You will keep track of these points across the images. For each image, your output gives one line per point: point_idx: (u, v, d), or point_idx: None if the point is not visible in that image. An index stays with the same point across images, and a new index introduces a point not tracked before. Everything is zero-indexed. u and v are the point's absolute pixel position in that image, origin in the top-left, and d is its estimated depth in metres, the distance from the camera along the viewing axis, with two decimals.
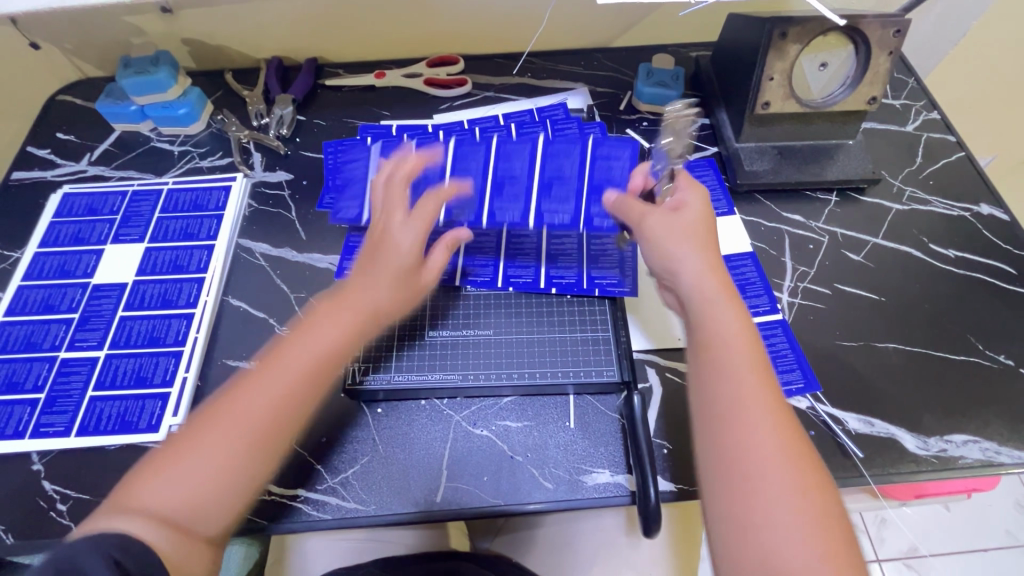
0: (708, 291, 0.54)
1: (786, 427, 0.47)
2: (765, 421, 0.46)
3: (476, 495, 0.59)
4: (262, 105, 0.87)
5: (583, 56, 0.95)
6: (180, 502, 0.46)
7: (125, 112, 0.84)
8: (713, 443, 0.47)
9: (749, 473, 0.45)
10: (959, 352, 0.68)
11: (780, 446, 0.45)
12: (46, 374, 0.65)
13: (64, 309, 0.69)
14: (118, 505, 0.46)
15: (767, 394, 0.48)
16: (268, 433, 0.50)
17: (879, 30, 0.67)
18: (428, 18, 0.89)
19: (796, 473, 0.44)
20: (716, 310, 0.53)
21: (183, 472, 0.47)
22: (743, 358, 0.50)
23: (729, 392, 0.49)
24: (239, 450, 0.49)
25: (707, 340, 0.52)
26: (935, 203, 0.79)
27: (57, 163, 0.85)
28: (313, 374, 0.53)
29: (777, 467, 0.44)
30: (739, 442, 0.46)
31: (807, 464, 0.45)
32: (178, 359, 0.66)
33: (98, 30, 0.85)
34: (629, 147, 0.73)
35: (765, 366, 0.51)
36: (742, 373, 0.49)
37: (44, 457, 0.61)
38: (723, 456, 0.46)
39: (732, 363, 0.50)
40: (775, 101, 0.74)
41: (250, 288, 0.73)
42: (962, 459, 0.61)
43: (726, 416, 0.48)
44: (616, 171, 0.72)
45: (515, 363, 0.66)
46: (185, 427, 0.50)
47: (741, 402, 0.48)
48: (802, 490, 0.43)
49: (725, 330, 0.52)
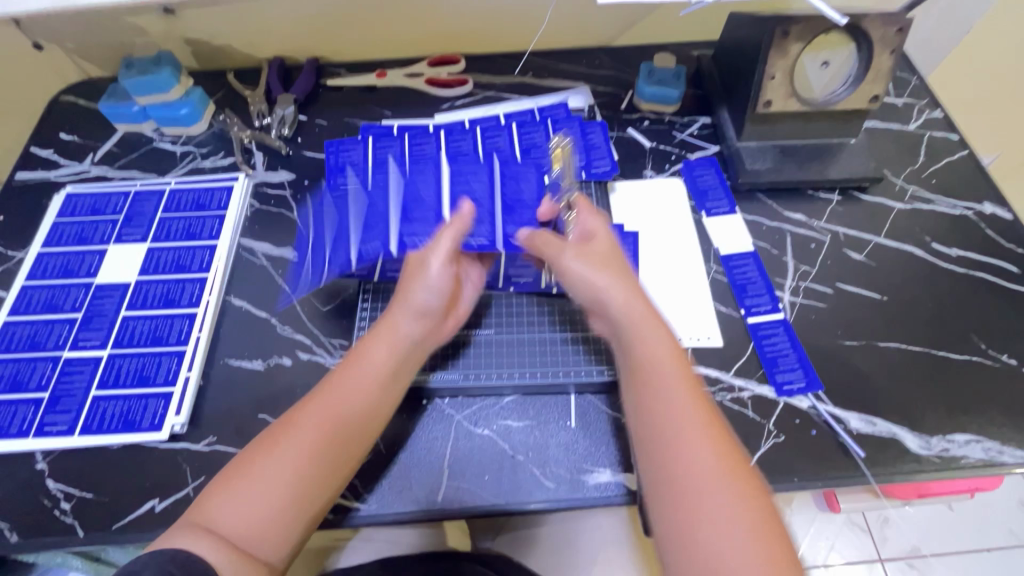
0: (639, 313, 0.54)
1: (722, 439, 0.47)
2: (701, 434, 0.47)
3: (477, 495, 0.60)
4: (264, 105, 0.87)
5: (585, 55, 0.95)
6: (241, 528, 0.48)
7: (127, 113, 0.84)
8: (655, 460, 0.47)
9: (693, 484, 0.45)
10: (961, 351, 0.67)
11: (713, 459, 0.46)
12: (50, 373, 0.65)
13: (67, 309, 0.70)
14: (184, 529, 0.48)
15: (696, 410, 0.49)
16: (319, 464, 0.52)
17: (882, 28, 0.67)
18: (430, 17, 0.89)
19: (736, 482, 0.45)
20: (646, 334, 0.53)
21: (249, 494, 0.49)
22: (671, 377, 0.51)
23: (661, 412, 0.49)
24: (295, 481, 0.51)
25: (639, 363, 0.52)
26: (937, 202, 0.79)
27: (61, 163, 0.85)
28: (356, 408, 0.55)
29: (711, 481, 0.45)
30: (680, 458, 0.46)
31: (741, 473, 0.46)
32: (181, 359, 0.66)
33: (101, 30, 0.86)
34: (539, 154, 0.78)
35: (694, 383, 0.51)
36: (672, 387, 0.50)
37: (48, 456, 0.62)
38: (668, 471, 0.46)
39: (661, 383, 0.50)
40: (777, 100, 0.74)
41: (252, 288, 0.73)
42: (964, 459, 0.61)
43: (660, 436, 0.48)
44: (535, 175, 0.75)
45: (516, 363, 0.66)
46: (237, 463, 0.52)
47: (676, 417, 0.48)
48: (743, 497, 0.44)
49: (657, 350, 0.52)
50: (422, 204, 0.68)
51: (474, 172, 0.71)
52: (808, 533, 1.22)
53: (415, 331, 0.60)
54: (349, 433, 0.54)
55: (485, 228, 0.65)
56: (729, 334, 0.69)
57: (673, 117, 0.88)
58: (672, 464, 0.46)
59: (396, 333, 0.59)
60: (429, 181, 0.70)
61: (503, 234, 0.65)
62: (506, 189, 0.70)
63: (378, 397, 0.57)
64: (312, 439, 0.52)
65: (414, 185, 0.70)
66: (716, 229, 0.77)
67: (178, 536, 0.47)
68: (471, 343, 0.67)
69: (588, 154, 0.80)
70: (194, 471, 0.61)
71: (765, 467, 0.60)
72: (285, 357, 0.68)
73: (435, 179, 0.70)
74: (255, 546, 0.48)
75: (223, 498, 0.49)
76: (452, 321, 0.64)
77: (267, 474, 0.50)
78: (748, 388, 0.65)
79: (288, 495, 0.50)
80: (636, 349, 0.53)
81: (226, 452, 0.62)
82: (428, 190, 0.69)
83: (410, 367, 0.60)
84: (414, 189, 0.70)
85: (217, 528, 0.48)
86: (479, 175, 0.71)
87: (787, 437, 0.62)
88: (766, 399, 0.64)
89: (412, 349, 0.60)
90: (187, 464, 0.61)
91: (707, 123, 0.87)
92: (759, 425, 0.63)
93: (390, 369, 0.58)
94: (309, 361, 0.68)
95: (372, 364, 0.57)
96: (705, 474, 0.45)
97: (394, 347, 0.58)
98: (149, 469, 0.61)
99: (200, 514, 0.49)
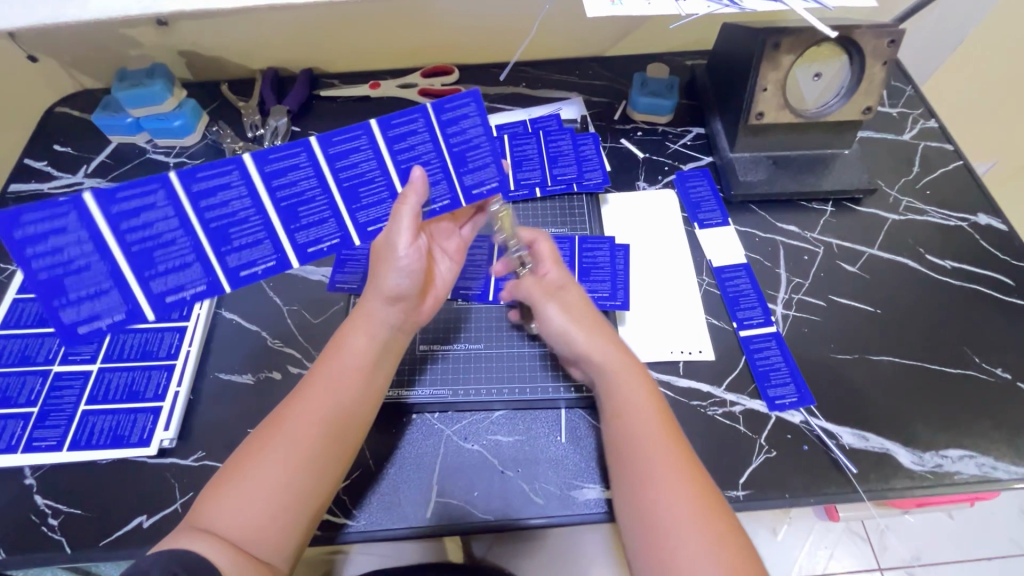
0: (616, 361, 0.57)
1: (697, 479, 0.49)
2: (680, 476, 0.49)
3: (466, 511, 0.59)
4: (257, 116, 0.87)
5: (578, 65, 0.95)
6: (241, 530, 0.48)
7: (120, 124, 0.84)
8: (630, 500, 0.50)
9: (666, 527, 0.47)
10: (955, 365, 0.67)
11: (692, 505, 0.47)
12: (40, 387, 0.65)
13: (58, 322, 0.70)
14: (182, 535, 0.47)
15: (673, 454, 0.51)
16: (310, 458, 0.52)
17: (874, 40, 0.67)
18: (423, 28, 0.89)
19: (711, 521, 0.47)
20: (626, 381, 0.56)
21: (246, 494, 0.49)
22: (648, 423, 0.53)
23: (642, 461, 0.51)
24: (289, 481, 0.50)
25: (617, 409, 0.55)
26: (932, 213, 0.78)
27: (54, 175, 0.85)
28: (343, 396, 0.55)
29: (691, 527, 0.46)
30: (659, 503, 0.48)
31: (721, 518, 0.47)
32: (170, 374, 0.66)
33: (94, 42, 0.86)
34: (473, 96, 0.59)
35: (674, 429, 0.53)
36: (650, 431, 0.52)
37: (37, 471, 0.61)
38: (643, 513, 0.49)
39: (638, 430, 0.53)
40: (769, 112, 0.73)
41: (243, 300, 0.73)
42: (958, 475, 0.60)
43: (641, 482, 0.50)
44: (473, 130, 0.60)
45: (505, 378, 0.67)
46: (231, 465, 0.52)
47: (654, 459, 0.50)
48: (717, 538, 0.46)
49: (632, 397, 0.55)
50: (366, 177, 0.59)
51: (410, 126, 0.58)
52: (807, 541, 1.21)
53: (393, 316, 0.59)
54: (341, 426, 0.55)
55: (443, 186, 0.61)
56: (721, 347, 0.68)
57: (666, 128, 0.88)
58: (648, 506, 0.48)
59: (374, 320, 0.59)
60: (365, 150, 0.58)
61: (461, 187, 0.62)
62: (451, 136, 0.59)
63: (364, 388, 0.57)
64: (304, 436, 0.52)
65: (346, 157, 0.57)
66: (709, 240, 0.76)
67: (178, 540, 0.46)
68: (459, 357, 0.68)
69: (579, 166, 0.80)
70: (183, 487, 0.61)
71: (756, 482, 0.60)
72: (276, 371, 0.68)
73: (372, 147, 0.58)
74: (260, 546, 0.48)
75: (219, 501, 0.49)
76: (430, 301, 0.64)
77: (263, 477, 0.50)
78: (740, 402, 0.65)
79: (288, 493, 0.50)
80: (613, 396, 0.56)
81: (215, 467, 0.62)
82: (364, 157, 0.58)
83: (391, 354, 0.61)
84: (350, 164, 0.58)
85: (219, 530, 0.47)
86: (416, 125, 0.58)
87: (779, 452, 0.62)
88: (758, 414, 0.64)
89: (392, 335, 0.60)
90: (175, 480, 0.61)
91: (700, 133, 0.87)
92: (751, 440, 0.62)
93: (372, 357, 0.58)
94: (299, 374, 0.68)
95: (354, 355, 0.58)
96: (680, 517, 0.47)
97: (375, 335, 0.58)
98: (137, 484, 0.61)
99: (199, 518, 0.48)
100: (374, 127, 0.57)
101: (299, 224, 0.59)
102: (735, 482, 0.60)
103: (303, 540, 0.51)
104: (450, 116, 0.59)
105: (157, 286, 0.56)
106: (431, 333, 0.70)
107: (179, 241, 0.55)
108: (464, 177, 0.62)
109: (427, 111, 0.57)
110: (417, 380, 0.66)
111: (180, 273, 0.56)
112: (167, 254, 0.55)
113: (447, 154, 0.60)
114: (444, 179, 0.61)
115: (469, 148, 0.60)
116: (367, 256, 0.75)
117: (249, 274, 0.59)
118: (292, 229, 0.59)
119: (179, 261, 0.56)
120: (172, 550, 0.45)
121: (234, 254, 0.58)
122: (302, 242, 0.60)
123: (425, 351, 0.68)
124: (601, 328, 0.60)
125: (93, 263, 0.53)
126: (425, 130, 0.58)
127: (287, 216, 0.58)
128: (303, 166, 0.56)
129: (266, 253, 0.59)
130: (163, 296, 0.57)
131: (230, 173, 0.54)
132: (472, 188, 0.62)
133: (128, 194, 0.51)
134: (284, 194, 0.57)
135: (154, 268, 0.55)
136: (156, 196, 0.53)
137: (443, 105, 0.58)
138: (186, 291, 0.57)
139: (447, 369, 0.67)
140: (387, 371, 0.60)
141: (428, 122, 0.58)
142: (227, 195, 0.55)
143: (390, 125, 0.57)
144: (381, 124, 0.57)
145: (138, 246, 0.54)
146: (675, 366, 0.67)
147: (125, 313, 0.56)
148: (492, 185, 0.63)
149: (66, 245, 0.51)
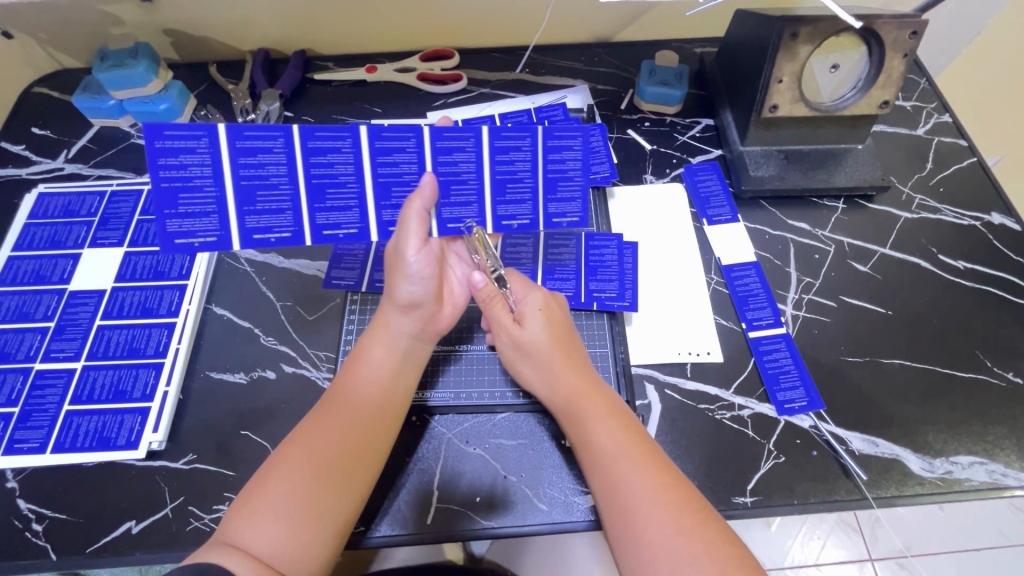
0: (568, 398, 0.56)
1: (676, 495, 0.49)
2: (656, 492, 0.49)
3: (469, 519, 0.57)
4: (247, 100, 0.83)
5: (583, 51, 0.92)
6: (262, 544, 0.45)
7: (102, 107, 0.79)
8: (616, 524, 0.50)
9: (644, 551, 0.47)
10: (968, 369, 0.66)
11: (671, 514, 0.48)
12: (21, 386, 0.62)
13: (39, 317, 0.66)
14: (208, 550, 0.45)
15: (647, 470, 0.51)
16: (326, 471, 0.49)
17: (895, 31, 0.64)
18: (422, 11, 0.85)
19: (699, 534, 0.47)
20: (586, 413, 0.55)
21: (267, 508, 0.47)
22: (618, 443, 0.53)
23: (624, 481, 0.50)
24: (298, 495, 0.48)
25: (587, 438, 0.54)
26: (945, 211, 0.77)
27: (32, 160, 0.80)
28: (358, 412, 0.53)
29: (676, 539, 0.47)
30: (642, 520, 0.48)
31: (703, 523, 0.48)
32: (159, 373, 0.63)
33: (72, 19, 0.80)
34: (584, 133, 0.59)
35: (645, 443, 0.54)
36: (620, 462, 0.52)
37: (20, 474, 0.59)
38: (620, 542, 0.49)
39: (609, 452, 0.52)
40: (783, 104, 0.71)
41: (234, 295, 0.70)
42: (967, 481, 0.59)
43: (627, 503, 0.49)
44: (572, 167, 0.60)
45: (511, 381, 0.65)
46: (251, 483, 0.49)
47: (630, 485, 0.50)
48: (704, 549, 0.46)
49: (603, 420, 0.55)
50: (461, 177, 0.58)
51: (517, 142, 0.58)
52: (798, 532, 1.14)
53: (411, 325, 0.58)
54: (363, 439, 0.52)
55: (527, 206, 0.61)
56: (729, 348, 0.67)
57: (675, 119, 0.85)
58: (635, 532, 0.48)
59: (391, 332, 0.57)
60: (469, 151, 0.57)
61: (544, 213, 0.61)
62: (550, 162, 0.60)
63: (383, 401, 0.55)
64: (321, 450, 0.50)
65: (451, 154, 0.57)
66: (719, 237, 0.74)
67: (204, 555, 0.44)
68: (462, 358, 0.66)
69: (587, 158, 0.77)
70: (173, 491, 0.59)
71: (765, 488, 0.59)
72: (269, 370, 0.66)
73: (476, 151, 0.58)
74: (283, 561, 0.46)
75: (246, 516, 0.47)
76: (449, 309, 0.61)
77: (283, 484, 0.48)
78: (749, 406, 0.63)
79: (309, 502, 0.48)
80: (578, 429, 0.55)
81: (207, 471, 0.60)
82: (466, 158, 0.58)
83: (414, 363, 0.58)
84: (451, 161, 0.57)
85: (246, 547, 0.45)
86: (523, 143, 0.58)
87: (788, 457, 0.60)
88: (766, 418, 0.62)
89: (411, 344, 0.58)
90: (165, 484, 0.59)
91: (710, 125, 0.84)
92: (759, 445, 0.61)
93: (392, 367, 0.56)
94: (295, 374, 0.65)
95: (373, 366, 0.56)
96: (663, 540, 0.47)
97: (390, 345, 0.57)
98: (125, 490, 0.58)
99: (228, 533, 0.46)
100: (484, 133, 0.57)
101: (390, 202, 0.58)
102: (743, 488, 0.59)
103: (323, 559, 0.48)
104: (556, 144, 0.59)
105: (250, 222, 0.56)
106: (456, 333, 0.68)
107: (281, 187, 0.55)
108: (548, 204, 0.61)
109: (536, 133, 0.58)
110: (430, 382, 0.64)
111: (272, 217, 0.56)
112: (268, 196, 0.55)
113: (541, 177, 0.60)
114: (531, 200, 0.61)
115: (562, 181, 0.60)
116: (365, 250, 0.72)
117: (331, 235, 0.58)
118: (381, 205, 0.58)
119: (274, 205, 0.55)
120: (197, 562, 0.42)
121: (323, 213, 0.57)
122: (386, 219, 0.58)
123: (443, 353, 0.66)
124: (558, 362, 0.58)
125: (206, 185, 0.53)
126: (529, 149, 0.58)
127: (381, 192, 0.57)
128: (409, 150, 0.56)
129: (352, 220, 0.58)
130: (253, 233, 0.56)
131: (344, 140, 0.54)
132: (551, 217, 0.62)
133: (254, 134, 0.52)
134: (385, 170, 0.56)
135: (254, 205, 0.55)
136: (275, 142, 0.53)
137: (553, 132, 0.58)
138: (272, 234, 0.56)
139: (457, 370, 0.65)
140: (411, 380, 0.58)
141: (534, 143, 0.58)
142: (334, 157, 0.55)
143: (499, 136, 0.57)
144: (491, 132, 0.57)
145: (247, 182, 0.54)
146: (684, 369, 0.65)
147: (216, 240, 0.55)
148: (572, 220, 0.62)
149: (191, 163, 0.52)
